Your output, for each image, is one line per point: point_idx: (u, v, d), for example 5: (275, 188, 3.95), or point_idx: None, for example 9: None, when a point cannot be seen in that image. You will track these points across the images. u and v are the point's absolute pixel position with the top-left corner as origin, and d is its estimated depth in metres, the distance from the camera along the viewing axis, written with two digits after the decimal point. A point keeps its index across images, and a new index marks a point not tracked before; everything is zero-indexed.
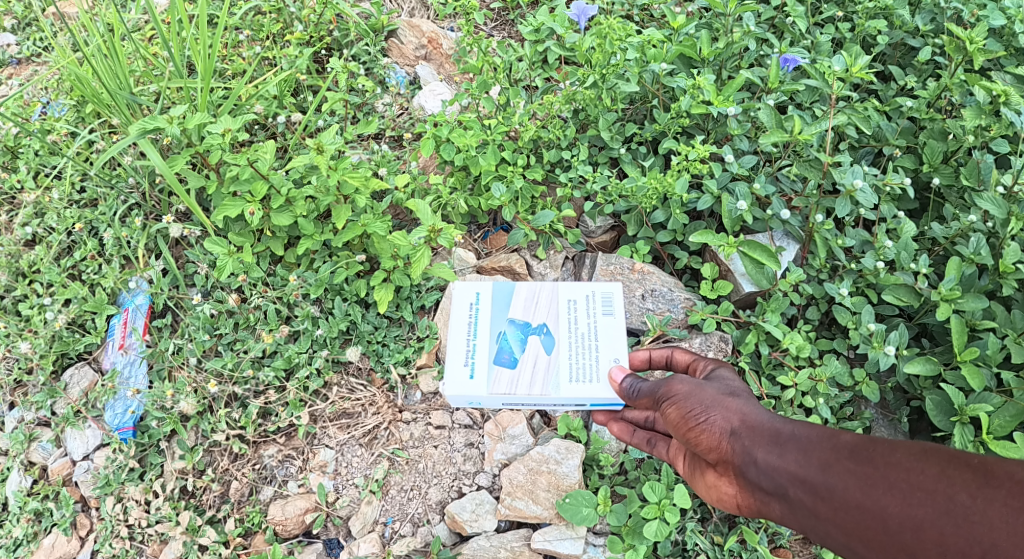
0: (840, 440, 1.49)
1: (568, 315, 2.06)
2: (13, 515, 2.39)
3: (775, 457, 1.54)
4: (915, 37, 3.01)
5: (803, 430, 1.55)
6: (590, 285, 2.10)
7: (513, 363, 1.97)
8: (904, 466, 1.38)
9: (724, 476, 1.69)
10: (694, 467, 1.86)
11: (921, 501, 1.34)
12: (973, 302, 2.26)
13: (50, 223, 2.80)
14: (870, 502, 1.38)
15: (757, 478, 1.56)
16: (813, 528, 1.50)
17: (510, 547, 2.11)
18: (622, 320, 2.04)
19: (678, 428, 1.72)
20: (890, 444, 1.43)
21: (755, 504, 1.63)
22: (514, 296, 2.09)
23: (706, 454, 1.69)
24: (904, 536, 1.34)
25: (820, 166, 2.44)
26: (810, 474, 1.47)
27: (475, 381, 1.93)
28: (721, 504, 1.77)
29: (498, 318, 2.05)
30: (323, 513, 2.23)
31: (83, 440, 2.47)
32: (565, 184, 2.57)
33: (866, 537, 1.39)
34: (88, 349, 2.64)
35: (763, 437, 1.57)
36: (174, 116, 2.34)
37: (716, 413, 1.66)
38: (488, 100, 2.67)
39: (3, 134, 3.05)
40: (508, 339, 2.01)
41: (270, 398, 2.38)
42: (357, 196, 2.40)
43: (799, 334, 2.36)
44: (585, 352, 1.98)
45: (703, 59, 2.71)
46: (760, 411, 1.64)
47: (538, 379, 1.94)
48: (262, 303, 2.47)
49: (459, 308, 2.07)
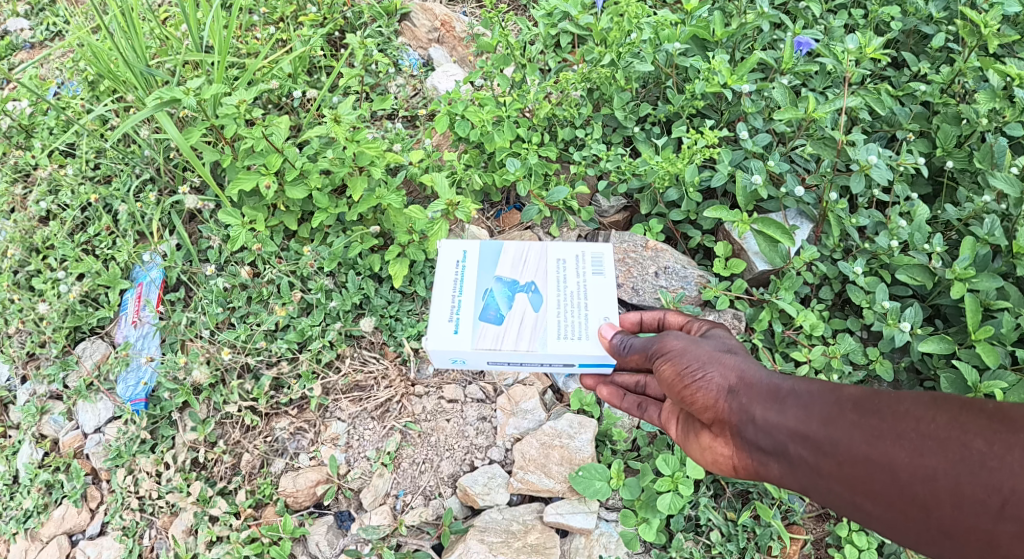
0: (843, 394, 1.51)
1: (556, 274, 2.06)
2: (23, 487, 2.39)
3: (774, 414, 1.56)
4: (929, 24, 2.98)
5: (804, 385, 1.57)
6: (580, 246, 2.11)
7: (499, 319, 1.97)
8: (913, 416, 1.38)
9: (719, 436, 1.71)
10: (689, 430, 1.88)
11: (932, 450, 1.33)
12: (988, 281, 2.25)
13: (65, 200, 2.82)
14: (877, 454, 1.38)
15: (755, 436, 1.59)
16: (816, 486, 1.50)
17: (522, 520, 2.10)
18: (612, 279, 2.05)
19: (672, 386, 1.74)
20: (897, 395, 1.43)
21: (752, 464, 1.65)
22: (502, 254, 2.09)
23: (702, 413, 1.72)
24: (916, 488, 1.33)
25: (834, 145, 2.46)
26: (812, 429, 1.49)
27: (459, 336, 1.93)
28: (716, 467, 1.78)
29: (485, 275, 2.05)
30: (335, 485, 2.22)
31: (94, 413, 2.49)
32: (579, 162, 2.58)
33: (874, 492, 1.38)
34: (101, 324, 2.65)
35: (762, 394, 1.60)
36: (192, 86, 2.36)
37: (713, 371, 1.69)
38: (503, 78, 2.69)
39: (18, 113, 3.08)
40: (495, 296, 2.00)
41: (283, 370, 2.38)
42: (373, 167, 2.42)
43: (813, 313, 2.36)
44: (573, 310, 1.99)
45: (716, 40, 2.68)
46: (757, 369, 1.68)
47: (524, 336, 1.94)
48: (276, 276, 2.48)
49: (444, 266, 2.07)
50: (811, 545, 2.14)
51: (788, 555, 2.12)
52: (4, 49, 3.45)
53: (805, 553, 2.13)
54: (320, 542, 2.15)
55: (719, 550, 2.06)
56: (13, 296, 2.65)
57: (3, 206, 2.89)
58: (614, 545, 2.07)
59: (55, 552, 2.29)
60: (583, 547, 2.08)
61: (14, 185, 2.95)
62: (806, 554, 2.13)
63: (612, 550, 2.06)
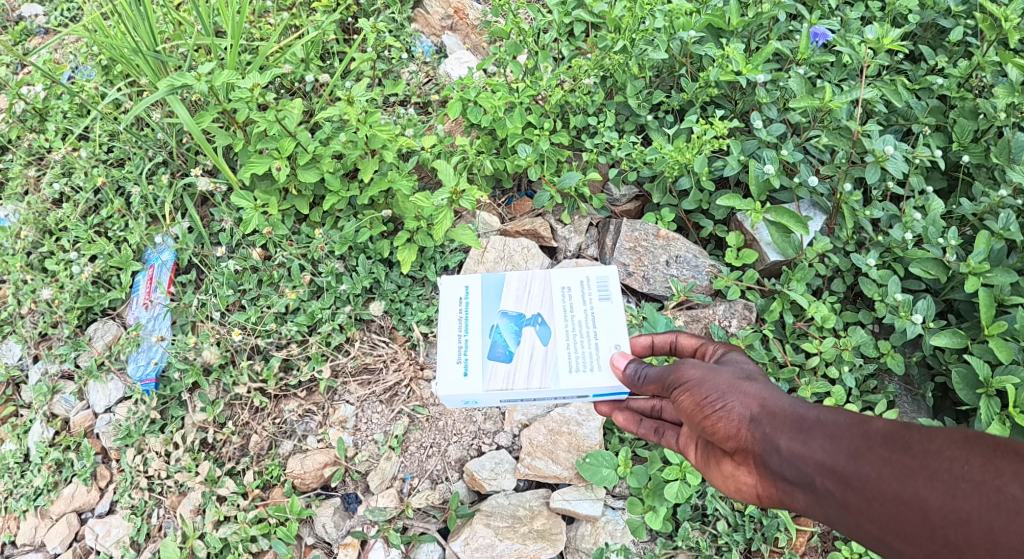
0: (872, 426, 1.40)
1: (562, 302, 1.95)
2: (34, 465, 2.43)
3: (800, 444, 1.45)
4: (947, 18, 2.94)
5: (830, 415, 1.46)
6: (584, 270, 2.00)
7: (508, 356, 1.87)
8: (945, 455, 1.29)
9: (742, 465, 1.61)
10: (707, 456, 1.77)
11: (966, 493, 1.24)
12: (1002, 276, 2.23)
13: (78, 182, 2.84)
14: (908, 492, 1.29)
15: (780, 467, 1.48)
16: (844, 520, 1.40)
17: (529, 506, 2.11)
18: (620, 302, 1.93)
19: (691, 416, 1.63)
20: (927, 432, 1.34)
21: (777, 494, 1.55)
22: (505, 288, 2.00)
23: (723, 443, 1.60)
24: (948, 530, 1.24)
25: (850, 136, 2.43)
26: (840, 463, 1.38)
27: (469, 378, 1.83)
28: (738, 495, 1.68)
29: (489, 311, 1.96)
30: (343, 467, 2.23)
31: (105, 393, 2.52)
32: (591, 149, 2.57)
33: (904, 532, 1.30)
34: (113, 306, 2.68)
35: (786, 423, 1.49)
36: (203, 72, 2.35)
37: (733, 399, 1.57)
38: (515, 65, 2.68)
39: (32, 97, 3.10)
40: (501, 333, 1.91)
41: (293, 352, 2.40)
42: (385, 151, 2.42)
43: (824, 305, 2.34)
44: (582, 339, 1.88)
45: (731, 29, 2.65)
46: (780, 396, 1.56)
47: (535, 372, 1.84)
48: (287, 259, 2.50)
49: (449, 303, 1.99)
50: (818, 537, 2.13)
51: (795, 546, 2.10)
52: (19, 35, 3.47)
53: (813, 544, 2.12)
54: (327, 524, 2.13)
55: (726, 540, 2.06)
56: (26, 277, 2.68)
57: (17, 188, 2.92)
58: (620, 533, 2.07)
59: (64, 530, 2.32)
60: (589, 534, 2.08)
61: (27, 167, 2.98)
62: (813, 546, 2.13)
63: (617, 537, 2.07)
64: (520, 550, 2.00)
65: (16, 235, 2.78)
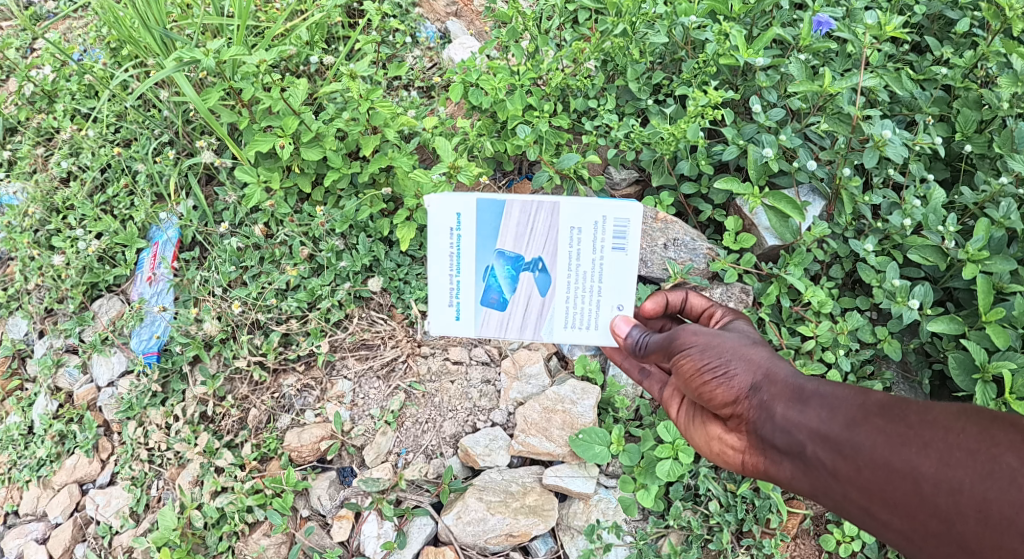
0: (870, 398, 1.52)
1: (568, 247, 1.88)
2: (38, 436, 2.47)
3: (796, 413, 1.57)
4: (954, 9, 2.91)
5: (829, 388, 1.57)
6: (601, 210, 1.83)
7: (502, 304, 1.96)
8: (942, 425, 1.41)
9: (733, 430, 1.73)
10: (696, 417, 1.91)
11: (960, 461, 1.35)
12: (1001, 263, 2.20)
13: (86, 161, 2.88)
14: (900, 462, 1.40)
15: (772, 434, 1.60)
16: (830, 489, 1.52)
17: (522, 482, 2.13)
18: (633, 256, 1.85)
19: (689, 379, 1.71)
20: (924, 404, 1.46)
21: (763, 462, 1.68)
22: (504, 221, 1.87)
23: (719, 407, 1.71)
24: (938, 498, 1.35)
25: (850, 120, 2.40)
26: (834, 431, 1.50)
27: (463, 323, 1.98)
28: (721, 458, 1.82)
29: (485, 248, 1.90)
30: (338, 441, 2.26)
31: (108, 366, 2.55)
32: (591, 131, 2.60)
33: (892, 501, 1.41)
34: (118, 282, 2.73)
35: (785, 394, 1.60)
36: (211, 48, 2.36)
37: (735, 366, 1.65)
38: (518, 48, 2.70)
39: (42, 78, 3.14)
40: (497, 277, 1.92)
41: (292, 327, 2.43)
42: (385, 131, 2.47)
43: (822, 289, 2.35)
44: (583, 296, 1.92)
45: (734, 15, 2.63)
46: (781, 365, 1.66)
47: (530, 323, 1.97)
48: (289, 237, 2.53)
49: (439, 232, 1.90)
50: (811, 520, 2.12)
51: (787, 529, 2.10)
52: (30, 19, 3.51)
53: (805, 527, 2.11)
54: (321, 496, 2.19)
55: (718, 521, 2.04)
56: (33, 253, 2.72)
57: (26, 167, 2.97)
58: (612, 511, 2.09)
59: (66, 500, 2.36)
60: (581, 511, 2.10)
61: (36, 147, 3.02)
62: (805, 529, 2.12)
63: (610, 515, 2.08)
64: (512, 524, 2.02)
65: (23, 214, 2.81)
